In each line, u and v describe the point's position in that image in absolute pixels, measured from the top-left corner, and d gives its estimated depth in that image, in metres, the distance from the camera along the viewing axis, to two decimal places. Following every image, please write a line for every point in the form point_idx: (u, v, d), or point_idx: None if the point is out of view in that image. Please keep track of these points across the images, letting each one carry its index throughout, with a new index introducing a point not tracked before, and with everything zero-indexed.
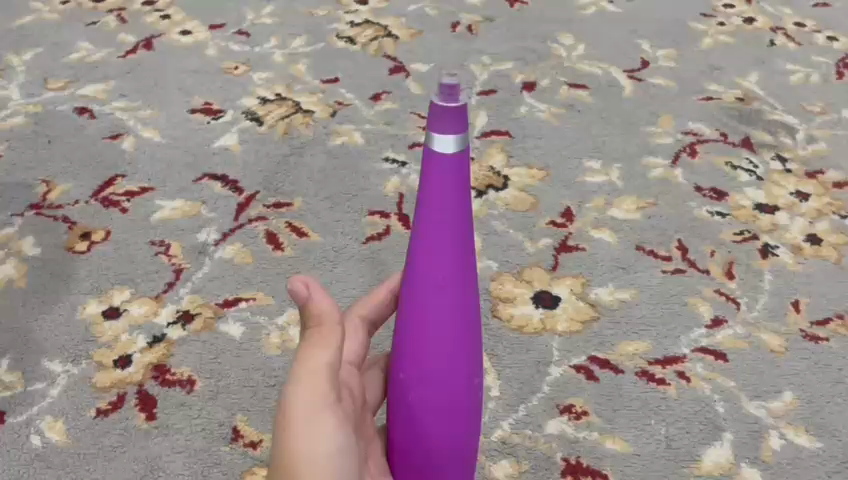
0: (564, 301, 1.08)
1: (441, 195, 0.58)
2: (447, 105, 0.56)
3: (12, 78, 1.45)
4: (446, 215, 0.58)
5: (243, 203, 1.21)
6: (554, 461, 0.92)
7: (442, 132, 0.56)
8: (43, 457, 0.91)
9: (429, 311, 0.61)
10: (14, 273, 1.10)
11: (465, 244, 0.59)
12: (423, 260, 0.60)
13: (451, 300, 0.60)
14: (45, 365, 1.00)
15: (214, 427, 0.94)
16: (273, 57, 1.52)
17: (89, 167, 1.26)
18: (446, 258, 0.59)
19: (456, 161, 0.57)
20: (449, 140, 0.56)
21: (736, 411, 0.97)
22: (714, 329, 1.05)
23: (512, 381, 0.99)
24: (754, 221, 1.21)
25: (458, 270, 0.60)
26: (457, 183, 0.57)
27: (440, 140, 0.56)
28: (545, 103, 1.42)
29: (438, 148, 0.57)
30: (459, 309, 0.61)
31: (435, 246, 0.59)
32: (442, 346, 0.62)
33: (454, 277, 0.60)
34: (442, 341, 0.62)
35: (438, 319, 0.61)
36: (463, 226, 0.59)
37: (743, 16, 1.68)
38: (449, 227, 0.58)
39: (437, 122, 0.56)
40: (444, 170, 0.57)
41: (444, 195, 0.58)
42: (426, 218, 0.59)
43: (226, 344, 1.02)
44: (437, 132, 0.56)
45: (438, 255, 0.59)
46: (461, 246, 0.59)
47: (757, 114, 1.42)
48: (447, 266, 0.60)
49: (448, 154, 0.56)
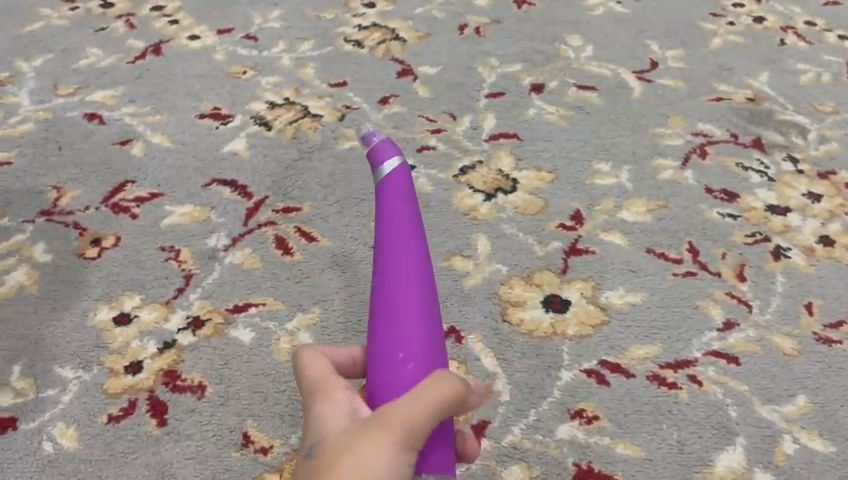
0: (574, 305, 1.08)
1: (395, 202, 0.67)
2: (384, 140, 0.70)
3: (22, 85, 1.46)
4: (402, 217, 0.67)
5: (253, 207, 1.21)
6: (566, 466, 0.92)
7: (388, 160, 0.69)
8: (55, 464, 0.92)
9: (400, 303, 0.64)
10: (25, 280, 1.11)
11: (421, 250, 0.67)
12: (388, 261, 0.66)
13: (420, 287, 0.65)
14: (56, 371, 1.00)
15: (225, 433, 0.95)
16: (281, 61, 1.52)
17: (99, 173, 1.27)
18: (404, 252, 0.66)
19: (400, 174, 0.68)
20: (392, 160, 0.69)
21: (749, 416, 0.96)
22: (725, 332, 1.05)
23: (522, 386, 0.99)
24: (766, 223, 1.21)
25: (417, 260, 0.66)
26: (400, 191, 0.68)
27: (390, 162, 0.69)
28: (554, 105, 1.42)
29: (389, 166, 0.69)
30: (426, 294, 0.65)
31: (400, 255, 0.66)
32: (415, 332, 0.63)
33: (415, 267, 0.65)
34: (416, 327, 0.63)
35: (407, 307, 0.64)
36: (411, 227, 0.67)
37: (752, 15, 1.67)
38: (405, 225, 0.67)
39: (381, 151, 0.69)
40: (394, 185, 0.68)
41: (396, 200, 0.67)
42: (386, 228, 0.67)
43: (236, 350, 1.02)
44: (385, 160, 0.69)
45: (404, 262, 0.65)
46: (416, 240, 0.66)
47: (768, 115, 1.41)
48: (408, 258, 0.65)
49: (397, 168, 0.69)
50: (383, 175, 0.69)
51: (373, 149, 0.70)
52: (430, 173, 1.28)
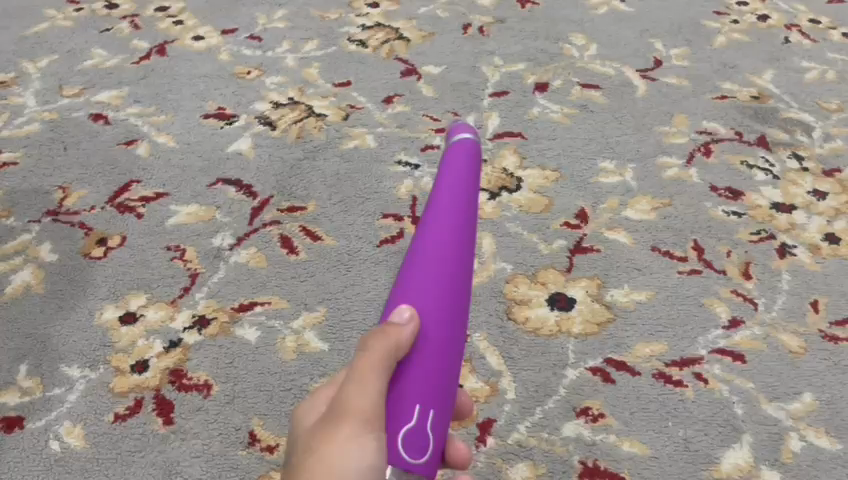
0: (579, 303, 1.08)
1: (457, 170, 0.69)
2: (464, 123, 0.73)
3: (28, 85, 1.46)
4: (461, 186, 0.68)
5: (258, 207, 1.21)
6: (571, 464, 0.92)
7: (464, 138, 0.71)
8: (63, 462, 0.92)
9: (434, 268, 0.65)
10: (32, 280, 1.11)
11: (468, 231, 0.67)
12: (434, 227, 0.66)
13: (461, 251, 0.66)
14: (63, 370, 1.01)
15: (231, 431, 0.95)
16: (285, 61, 1.52)
17: (105, 173, 1.27)
18: (455, 214, 0.67)
19: (470, 150, 0.71)
20: (465, 136, 0.71)
21: (755, 413, 0.96)
22: (731, 330, 1.05)
23: (527, 384, 0.99)
24: (771, 221, 1.20)
25: (463, 226, 0.67)
26: (466, 165, 0.69)
27: (462, 139, 0.71)
28: (558, 104, 1.42)
29: (459, 139, 0.71)
30: (461, 261, 0.66)
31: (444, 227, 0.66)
32: (442, 290, 0.64)
33: (461, 230, 0.66)
34: (443, 285, 0.64)
35: (440, 263, 0.65)
36: (469, 197, 0.68)
37: (756, 13, 1.67)
38: (461, 192, 0.68)
39: (459, 129, 0.72)
40: (462, 157, 0.70)
41: (460, 169, 0.69)
42: (437, 199, 0.68)
43: (242, 348, 1.03)
44: (459, 134, 0.72)
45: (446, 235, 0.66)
46: (468, 208, 0.67)
47: (773, 113, 1.40)
48: (454, 222, 0.66)
49: (466, 142, 0.71)
50: (453, 144, 0.71)
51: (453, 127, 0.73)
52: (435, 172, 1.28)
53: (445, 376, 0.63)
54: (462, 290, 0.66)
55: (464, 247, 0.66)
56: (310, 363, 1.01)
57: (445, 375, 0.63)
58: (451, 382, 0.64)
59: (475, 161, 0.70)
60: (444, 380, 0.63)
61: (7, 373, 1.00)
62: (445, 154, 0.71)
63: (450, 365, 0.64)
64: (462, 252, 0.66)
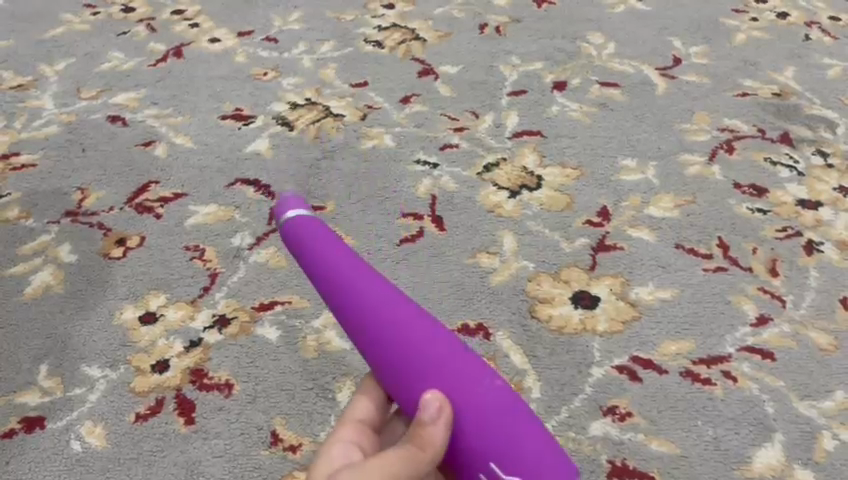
0: (603, 301, 1.06)
1: (313, 245, 0.59)
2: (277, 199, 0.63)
3: (46, 88, 1.47)
4: (335, 255, 0.59)
5: (277, 207, 1.21)
6: (600, 463, 0.90)
7: (289, 209, 0.62)
8: (84, 462, 0.91)
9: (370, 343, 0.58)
10: (52, 280, 1.11)
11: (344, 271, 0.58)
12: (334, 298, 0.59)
13: (363, 287, 0.57)
14: (83, 370, 1.00)
15: (253, 431, 0.94)
16: (302, 62, 1.52)
17: (123, 174, 1.27)
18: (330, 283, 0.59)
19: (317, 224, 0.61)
20: (293, 213, 0.61)
21: (787, 412, 0.94)
22: (759, 328, 1.03)
23: (552, 383, 0.97)
24: (797, 217, 1.19)
25: (352, 263, 0.59)
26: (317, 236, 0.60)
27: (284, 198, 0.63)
28: (577, 102, 1.40)
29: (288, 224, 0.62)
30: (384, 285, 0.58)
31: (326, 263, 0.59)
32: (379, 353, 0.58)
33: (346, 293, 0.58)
34: (376, 322, 0.56)
35: (355, 309, 0.58)
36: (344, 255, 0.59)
37: (776, 11, 1.65)
38: (326, 265, 0.59)
39: (290, 214, 0.61)
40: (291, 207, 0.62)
41: (321, 258, 0.59)
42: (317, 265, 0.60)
43: (263, 348, 1.02)
44: (294, 219, 0.61)
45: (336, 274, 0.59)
46: (346, 261, 0.59)
47: (796, 109, 1.39)
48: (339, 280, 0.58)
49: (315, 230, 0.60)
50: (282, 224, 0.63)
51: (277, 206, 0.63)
52: (455, 171, 1.27)
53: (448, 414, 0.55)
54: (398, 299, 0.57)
55: (369, 280, 0.58)
56: (333, 362, 1.00)
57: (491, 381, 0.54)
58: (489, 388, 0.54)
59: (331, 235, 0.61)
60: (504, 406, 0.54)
61: (27, 373, 1.00)
62: (304, 257, 0.60)
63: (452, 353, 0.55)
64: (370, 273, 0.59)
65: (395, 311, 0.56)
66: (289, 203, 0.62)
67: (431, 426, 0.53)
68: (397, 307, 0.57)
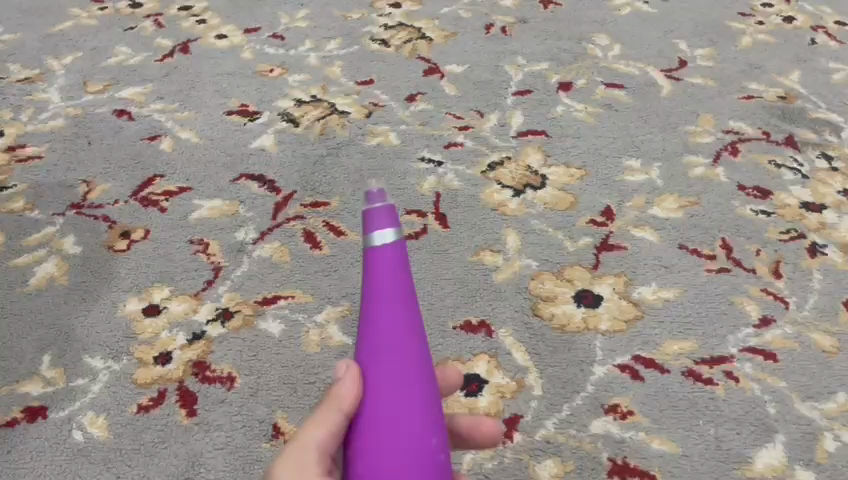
0: (606, 300, 1.06)
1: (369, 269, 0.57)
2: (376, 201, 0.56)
3: (53, 82, 1.47)
4: (385, 275, 0.56)
5: (281, 202, 1.21)
6: (600, 461, 0.90)
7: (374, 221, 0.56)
8: (85, 452, 0.91)
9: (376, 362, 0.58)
10: (56, 271, 1.11)
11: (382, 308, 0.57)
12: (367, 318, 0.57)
13: (385, 315, 0.56)
14: (86, 361, 1.00)
15: (255, 424, 0.94)
16: (308, 60, 1.52)
17: (128, 168, 1.27)
18: (367, 285, 0.57)
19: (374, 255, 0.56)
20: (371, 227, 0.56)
21: (789, 413, 0.94)
22: (762, 329, 1.03)
23: (554, 381, 0.97)
24: (801, 220, 1.18)
25: (398, 289, 0.56)
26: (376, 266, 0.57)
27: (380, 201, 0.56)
28: (581, 103, 1.41)
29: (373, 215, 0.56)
30: (408, 320, 0.57)
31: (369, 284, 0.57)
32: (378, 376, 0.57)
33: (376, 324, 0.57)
34: (371, 334, 0.57)
35: (366, 314, 0.57)
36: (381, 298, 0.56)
37: (782, 15, 1.66)
38: (371, 270, 0.56)
39: (375, 218, 0.56)
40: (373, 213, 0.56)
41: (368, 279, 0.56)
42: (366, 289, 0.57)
43: (266, 341, 1.02)
44: (377, 229, 0.56)
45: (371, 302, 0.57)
46: (394, 293, 0.56)
47: (801, 113, 1.39)
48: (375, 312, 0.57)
49: (387, 244, 0.56)
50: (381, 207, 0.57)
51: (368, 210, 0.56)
52: (459, 169, 1.27)
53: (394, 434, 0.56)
54: (414, 335, 0.57)
55: (398, 307, 0.56)
56: (334, 356, 1.00)
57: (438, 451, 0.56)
58: (428, 452, 0.56)
59: (405, 255, 0.57)
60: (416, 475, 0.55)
61: (31, 363, 1.00)
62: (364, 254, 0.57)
63: (420, 405, 0.56)
64: (407, 303, 0.57)
65: (397, 339, 0.56)
66: (377, 195, 0.57)
67: (341, 384, 0.57)
68: (402, 341, 0.56)
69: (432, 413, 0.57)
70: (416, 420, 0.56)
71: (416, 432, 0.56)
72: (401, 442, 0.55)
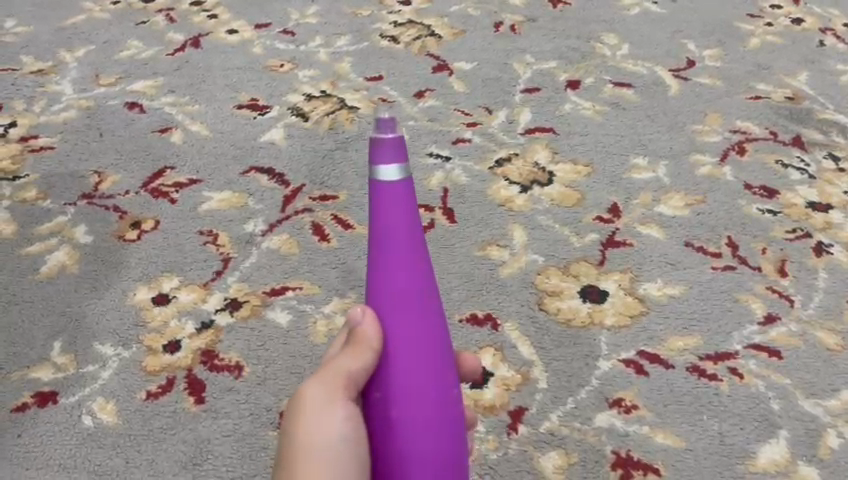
0: (611, 296, 1.07)
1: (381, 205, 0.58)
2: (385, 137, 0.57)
3: (66, 74, 1.49)
4: (396, 214, 0.58)
5: (290, 195, 1.22)
6: (604, 454, 0.90)
7: (385, 157, 0.58)
8: (94, 437, 0.92)
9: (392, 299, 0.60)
10: (67, 260, 1.12)
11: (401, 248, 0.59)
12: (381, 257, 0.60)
13: (395, 255, 0.59)
14: (96, 348, 1.01)
15: (261, 412, 0.95)
16: (318, 55, 1.53)
17: (139, 159, 1.29)
18: (377, 221, 0.59)
19: (387, 191, 0.58)
20: (383, 163, 0.58)
21: (793, 409, 0.94)
22: (767, 326, 1.03)
23: (559, 374, 0.98)
24: (807, 219, 1.19)
25: (408, 226, 0.59)
26: (390, 201, 0.58)
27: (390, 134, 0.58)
28: (590, 101, 1.41)
29: (381, 147, 0.58)
30: (417, 258, 0.59)
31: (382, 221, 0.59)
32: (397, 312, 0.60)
33: (394, 261, 0.59)
34: (387, 275, 0.59)
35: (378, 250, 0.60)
36: (396, 234, 0.59)
37: (790, 16, 1.66)
38: (380, 207, 0.59)
39: (382, 153, 0.58)
40: (384, 147, 0.58)
41: (382, 215, 0.59)
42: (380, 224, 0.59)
43: (273, 331, 1.03)
44: (382, 165, 0.58)
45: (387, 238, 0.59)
46: (408, 229, 0.59)
47: (809, 113, 1.39)
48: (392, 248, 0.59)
49: (393, 180, 0.58)
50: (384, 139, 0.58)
51: (375, 142, 0.58)
52: (466, 165, 1.28)
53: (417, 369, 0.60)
54: (425, 273, 0.60)
55: (409, 245, 0.59)
56: None
57: (453, 391, 0.61)
58: (442, 390, 0.61)
59: (411, 189, 0.59)
60: (435, 414, 0.60)
61: (42, 349, 1.01)
62: (372, 191, 0.59)
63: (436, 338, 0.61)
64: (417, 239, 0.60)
65: (412, 276, 0.59)
66: (386, 127, 0.58)
67: (361, 327, 0.60)
68: (416, 278, 0.60)
69: (443, 349, 0.61)
70: (432, 358, 0.60)
71: (435, 362, 0.60)
72: (418, 379, 0.60)
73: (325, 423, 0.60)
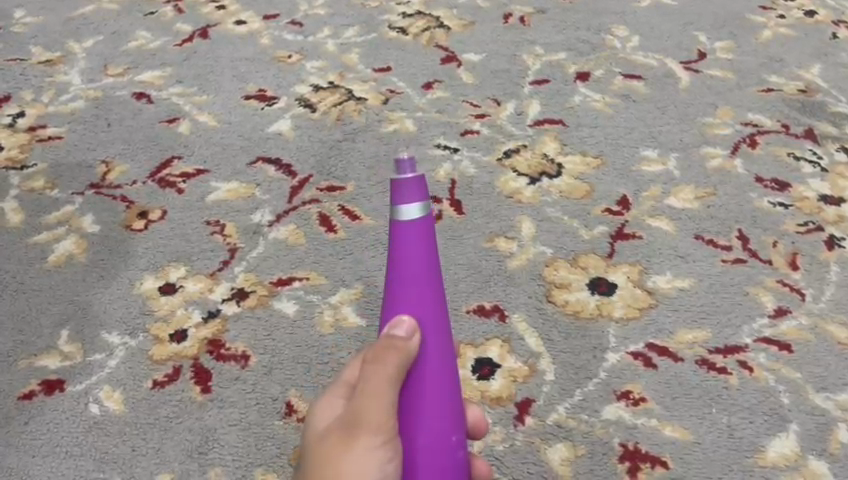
0: (620, 288, 1.06)
1: (408, 247, 0.62)
2: (409, 179, 0.60)
3: (74, 64, 1.49)
4: (421, 254, 0.62)
5: (297, 186, 1.22)
6: (612, 446, 0.90)
7: (410, 200, 0.61)
8: (101, 425, 0.92)
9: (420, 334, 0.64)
10: (74, 249, 1.12)
11: (426, 286, 0.63)
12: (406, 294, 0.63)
13: (413, 295, 0.63)
14: (103, 336, 1.01)
15: (268, 401, 0.94)
16: (326, 46, 1.53)
17: (147, 149, 1.29)
18: (400, 259, 0.62)
19: (413, 233, 0.62)
20: (409, 206, 0.61)
21: (803, 404, 0.93)
22: (777, 319, 1.02)
23: (567, 366, 0.97)
24: (818, 213, 1.18)
25: (425, 263, 0.63)
26: (416, 242, 0.62)
27: (414, 177, 0.61)
28: (599, 93, 1.40)
29: (404, 189, 0.61)
30: (431, 296, 0.64)
31: (409, 262, 0.62)
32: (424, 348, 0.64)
33: (420, 299, 0.63)
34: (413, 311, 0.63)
35: (402, 288, 0.63)
36: (421, 274, 0.63)
37: (803, 9, 1.64)
38: (400, 247, 0.62)
39: (406, 194, 0.61)
40: (409, 189, 0.61)
41: (407, 255, 0.62)
42: (405, 264, 0.62)
43: (280, 321, 1.03)
44: (405, 206, 0.61)
45: (414, 276, 0.63)
46: (431, 269, 0.63)
47: (821, 106, 1.38)
48: (419, 287, 0.63)
49: (414, 222, 0.61)
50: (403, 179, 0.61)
51: (397, 183, 0.61)
52: (475, 156, 1.27)
53: (440, 400, 0.64)
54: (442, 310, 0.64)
55: (426, 287, 0.63)
56: (348, 338, 1.01)
57: (453, 437, 0.65)
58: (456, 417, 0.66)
59: (430, 228, 0.63)
60: (438, 454, 0.65)
61: (49, 338, 1.01)
62: (395, 230, 0.62)
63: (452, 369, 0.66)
64: (432, 276, 0.63)
65: (434, 313, 0.64)
66: (406, 169, 0.61)
67: (397, 350, 0.62)
68: (437, 315, 0.64)
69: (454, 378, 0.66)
70: (438, 397, 0.64)
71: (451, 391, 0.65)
72: (437, 410, 0.64)
73: (364, 466, 0.60)
